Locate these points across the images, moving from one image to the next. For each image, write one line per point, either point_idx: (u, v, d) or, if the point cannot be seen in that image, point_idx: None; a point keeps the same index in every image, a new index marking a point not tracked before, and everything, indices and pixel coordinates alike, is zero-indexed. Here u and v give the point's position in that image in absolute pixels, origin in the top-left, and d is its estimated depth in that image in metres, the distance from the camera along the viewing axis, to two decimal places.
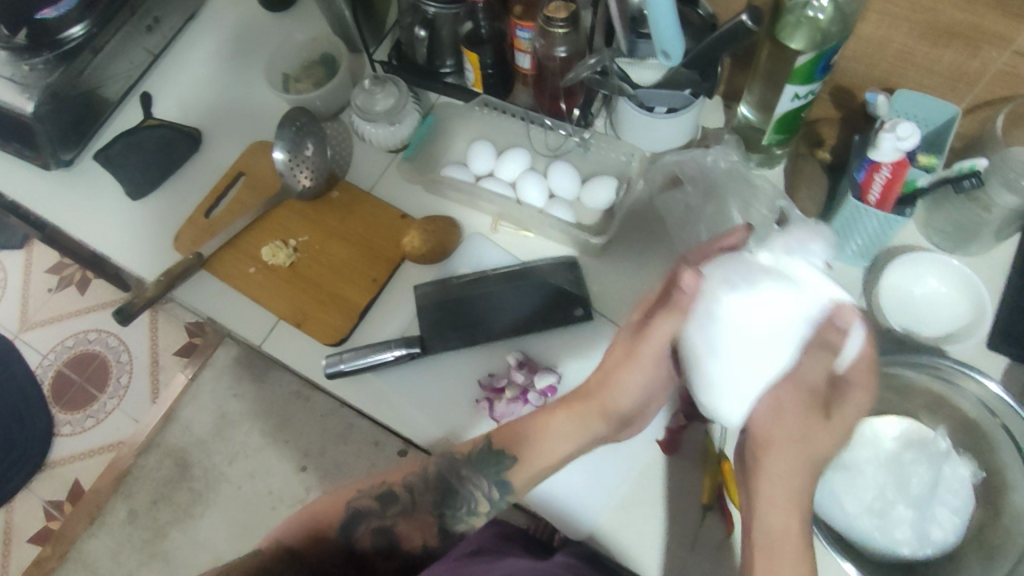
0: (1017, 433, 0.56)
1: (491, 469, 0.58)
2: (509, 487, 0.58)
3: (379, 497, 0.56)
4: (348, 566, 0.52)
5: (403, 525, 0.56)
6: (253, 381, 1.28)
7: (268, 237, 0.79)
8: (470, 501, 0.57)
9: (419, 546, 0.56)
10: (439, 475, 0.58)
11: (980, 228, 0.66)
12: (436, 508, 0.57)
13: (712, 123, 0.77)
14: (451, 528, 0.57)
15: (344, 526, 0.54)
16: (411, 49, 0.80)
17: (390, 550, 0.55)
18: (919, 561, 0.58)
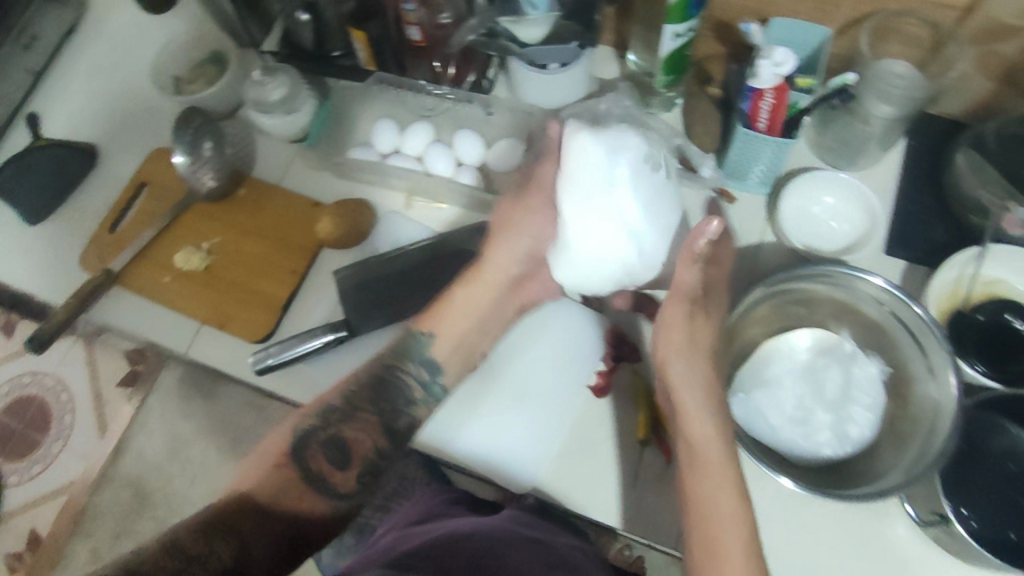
0: (905, 318, 0.60)
1: (414, 353, 0.62)
2: (436, 366, 0.63)
3: (318, 414, 0.58)
4: (309, 486, 0.56)
5: (348, 431, 0.58)
6: (202, 398, 1.22)
7: (179, 244, 0.78)
8: (405, 389, 0.61)
9: (369, 448, 0.58)
10: (364, 373, 0.60)
11: (865, 142, 0.70)
12: (372, 404, 0.59)
13: (608, 75, 0.78)
14: (395, 423, 0.59)
15: (292, 451, 0.56)
16: (299, 34, 0.79)
17: (343, 460, 0.57)
18: (844, 458, 0.61)
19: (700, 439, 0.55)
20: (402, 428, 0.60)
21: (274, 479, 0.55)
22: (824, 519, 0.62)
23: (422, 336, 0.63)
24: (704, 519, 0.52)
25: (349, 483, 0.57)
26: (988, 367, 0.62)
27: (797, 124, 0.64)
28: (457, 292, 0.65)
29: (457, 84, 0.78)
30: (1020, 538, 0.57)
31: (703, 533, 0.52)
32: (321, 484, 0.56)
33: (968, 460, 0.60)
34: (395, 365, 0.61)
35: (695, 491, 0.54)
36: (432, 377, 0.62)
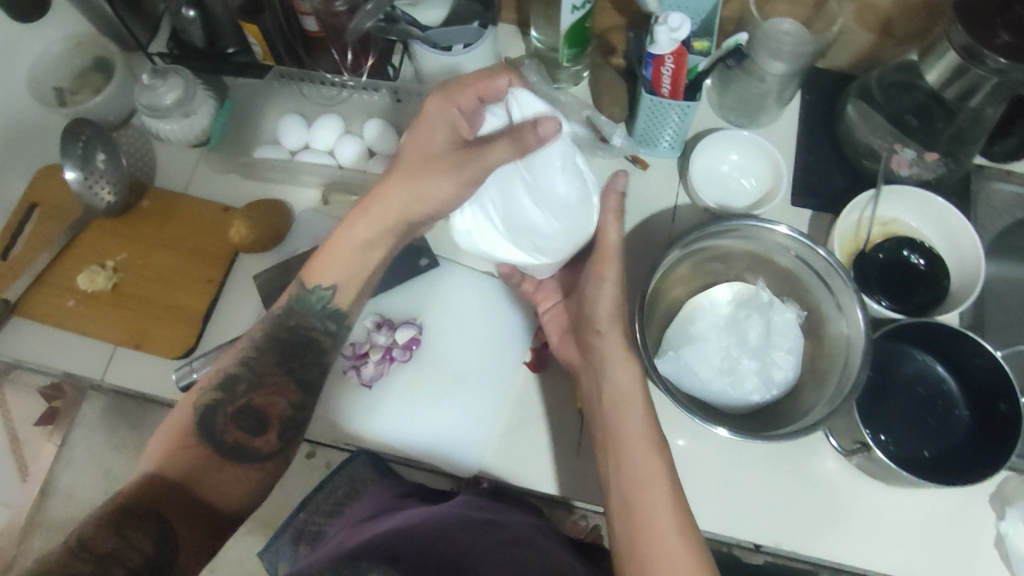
0: (809, 259, 0.63)
1: (315, 308, 0.59)
2: (342, 313, 0.59)
3: (220, 385, 0.55)
4: (225, 457, 0.53)
5: (260, 398, 0.56)
6: (132, 428, 0.98)
7: (81, 265, 0.73)
8: (316, 343, 0.59)
9: (286, 408, 0.56)
10: (270, 338, 0.58)
11: (764, 101, 0.73)
12: (280, 365, 0.57)
13: (513, 53, 0.79)
14: (308, 377, 0.58)
15: (197, 426, 0.54)
16: (187, 33, 0.75)
17: (260, 427, 0.55)
18: (770, 401, 0.64)
19: (617, 379, 0.57)
20: (316, 380, 0.58)
21: (185, 457, 0.52)
22: (759, 461, 0.65)
23: (324, 290, 0.58)
24: (620, 455, 0.54)
25: (271, 446, 0.55)
26: (891, 300, 0.66)
27: (698, 87, 0.66)
28: (358, 227, 0.58)
29: (356, 72, 0.78)
30: (934, 454, 0.63)
31: (625, 468, 0.53)
32: (239, 455, 0.54)
33: (885, 389, 0.65)
34: (298, 323, 0.58)
35: (615, 424, 0.55)
36: (336, 325, 0.59)
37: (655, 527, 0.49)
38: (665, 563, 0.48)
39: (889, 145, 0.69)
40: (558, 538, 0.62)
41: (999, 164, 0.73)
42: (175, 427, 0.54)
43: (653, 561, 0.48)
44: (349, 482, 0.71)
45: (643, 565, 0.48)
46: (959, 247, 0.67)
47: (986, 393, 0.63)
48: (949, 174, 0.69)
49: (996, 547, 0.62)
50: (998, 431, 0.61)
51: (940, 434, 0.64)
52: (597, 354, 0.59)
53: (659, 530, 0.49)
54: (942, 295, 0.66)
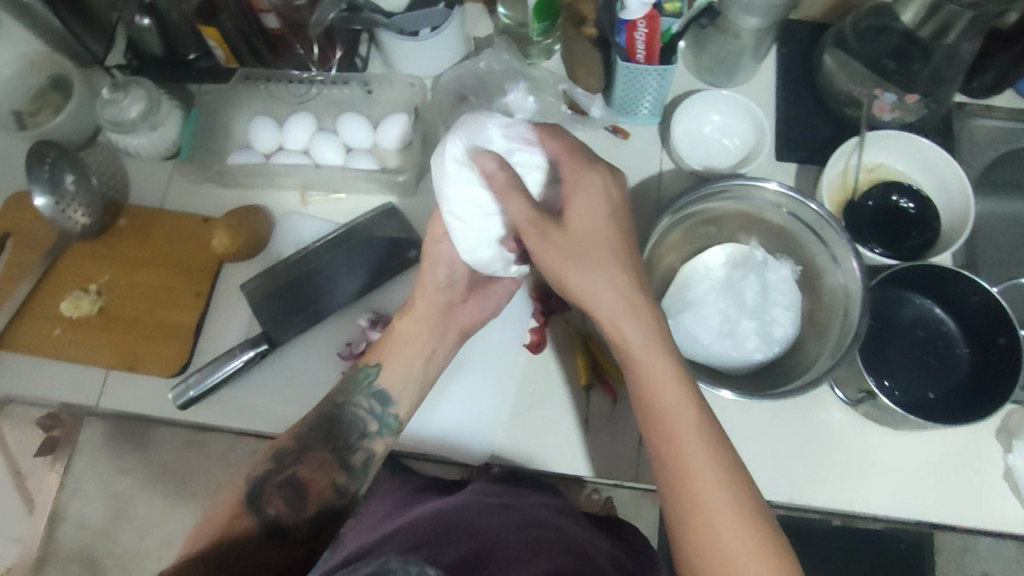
0: (801, 215, 0.63)
1: (362, 386, 0.60)
2: (386, 393, 0.60)
3: (273, 458, 0.56)
4: (269, 535, 0.53)
5: (304, 471, 0.56)
6: (135, 451, 0.97)
7: (64, 290, 0.72)
8: (359, 423, 0.59)
9: (329, 487, 0.56)
10: (318, 414, 0.59)
11: (741, 57, 0.71)
12: (326, 441, 0.58)
13: (482, 32, 0.77)
14: (349, 458, 0.58)
15: (249, 502, 0.54)
16: (144, 42, 0.73)
17: (301, 501, 0.55)
18: (773, 359, 0.64)
19: (641, 350, 0.51)
20: (359, 464, 0.58)
21: (236, 530, 0.52)
22: (767, 419, 0.65)
23: (370, 367, 0.61)
24: (664, 438, 0.50)
25: (309, 525, 0.54)
26: (884, 247, 0.66)
27: (674, 48, 0.65)
28: (403, 323, 0.62)
29: (325, 66, 0.76)
30: (938, 395, 0.63)
31: (671, 454, 0.49)
32: (280, 531, 0.53)
33: (885, 336, 0.65)
34: (345, 400, 0.60)
35: (648, 403, 0.51)
36: (381, 407, 0.60)
37: (710, 517, 0.47)
38: (719, 543, 0.47)
39: (869, 91, 0.69)
40: (577, 517, 0.61)
41: (978, 99, 0.72)
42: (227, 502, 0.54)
43: (716, 551, 0.47)
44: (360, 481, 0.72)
45: (710, 557, 0.47)
46: (947, 188, 0.67)
47: (985, 330, 0.63)
48: (931, 114, 0.69)
49: (1004, 479, 0.63)
50: (1000, 366, 0.61)
51: (942, 375, 0.64)
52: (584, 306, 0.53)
53: (705, 498, 0.48)
54: (935, 238, 0.65)
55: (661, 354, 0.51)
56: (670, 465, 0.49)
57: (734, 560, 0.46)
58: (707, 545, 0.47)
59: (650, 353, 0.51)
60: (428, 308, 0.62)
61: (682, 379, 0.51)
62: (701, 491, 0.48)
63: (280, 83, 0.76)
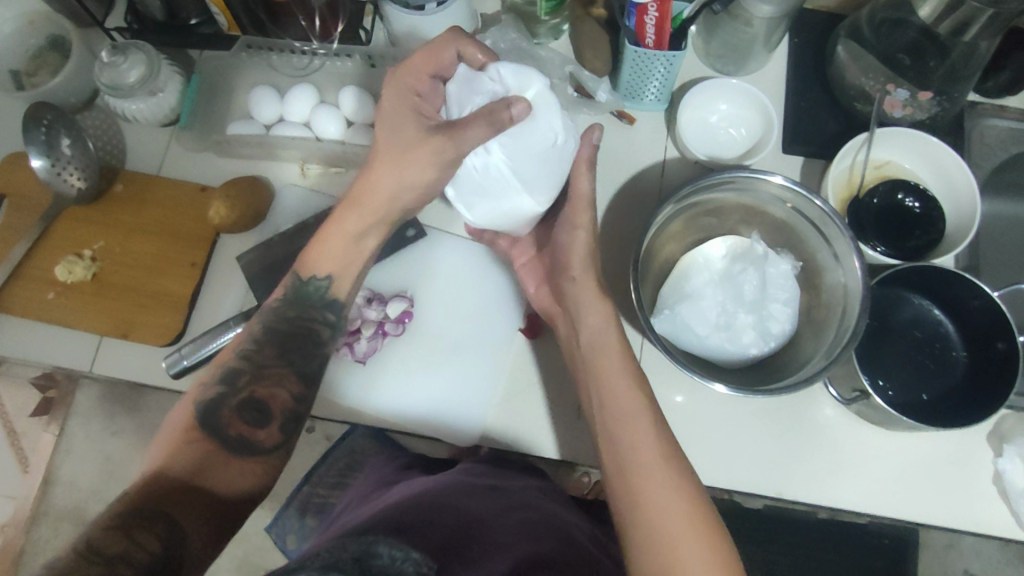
0: (805, 210, 0.62)
1: (315, 300, 0.57)
2: (341, 304, 0.58)
3: (222, 379, 0.54)
4: (232, 452, 0.52)
5: (262, 390, 0.54)
6: (128, 414, 0.99)
7: (58, 255, 0.71)
8: (313, 332, 0.57)
9: (286, 399, 0.55)
10: (268, 330, 0.56)
11: (752, 46, 0.70)
12: (281, 357, 0.55)
13: (490, 8, 0.76)
14: (309, 369, 0.56)
15: (203, 422, 0.52)
16: (144, 4, 0.72)
17: (263, 419, 0.53)
18: (768, 354, 0.64)
19: (599, 355, 0.55)
20: (318, 371, 0.57)
21: (188, 452, 0.50)
22: (759, 413, 0.65)
23: (320, 279, 0.57)
24: (613, 427, 0.52)
25: (274, 439, 0.53)
26: (886, 245, 0.65)
27: (684, 34, 0.64)
28: (350, 221, 0.58)
29: (325, 38, 0.75)
30: (932, 397, 0.63)
31: (622, 439, 0.51)
32: (244, 447, 0.52)
33: (882, 336, 0.65)
34: (297, 313, 0.57)
35: (603, 394, 0.54)
36: (336, 315, 0.58)
37: (658, 505, 0.48)
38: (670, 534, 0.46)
39: (881, 86, 0.68)
40: (562, 500, 0.61)
41: (992, 99, 0.71)
42: (181, 427, 0.51)
43: (665, 537, 0.46)
44: (351, 453, 0.75)
45: (652, 539, 0.47)
46: (954, 188, 0.66)
47: (982, 333, 0.63)
48: (942, 112, 0.68)
49: (994, 483, 0.63)
50: (997, 370, 0.61)
51: (938, 376, 0.64)
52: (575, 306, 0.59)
53: (654, 486, 0.48)
54: (939, 238, 0.65)
55: (619, 359, 0.55)
56: (616, 460, 0.50)
57: (675, 542, 0.46)
58: (653, 537, 0.47)
59: (608, 358, 0.55)
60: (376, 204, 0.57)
61: (638, 382, 0.54)
62: (650, 484, 0.48)
63: (279, 53, 0.75)
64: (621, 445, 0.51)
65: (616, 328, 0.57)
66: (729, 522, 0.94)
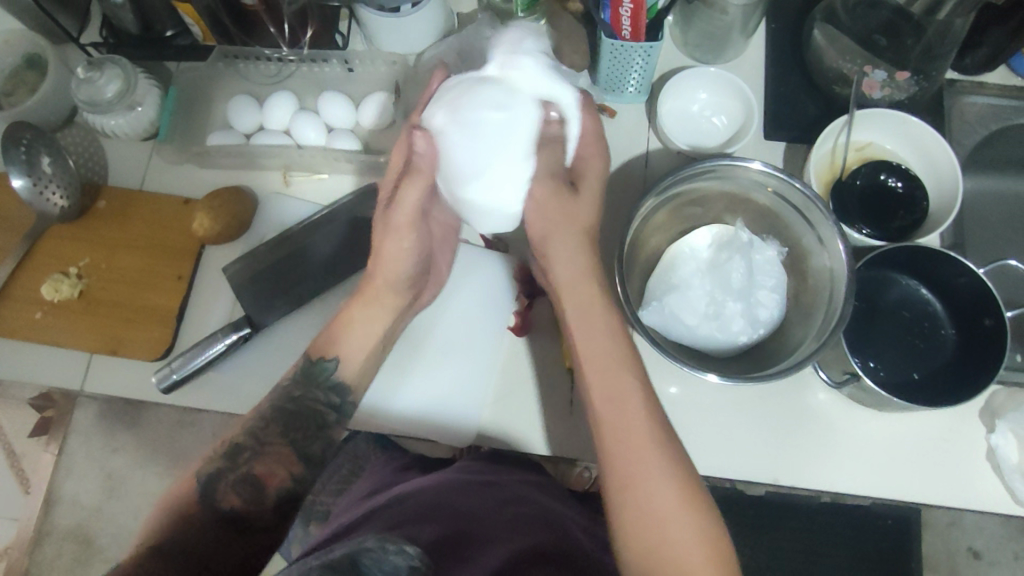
0: (785, 194, 0.62)
1: (320, 379, 0.56)
2: (347, 386, 0.57)
3: (224, 453, 0.53)
4: (222, 527, 0.50)
5: (261, 466, 0.53)
6: (127, 431, 0.99)
7: (44, 274, 0.71)
8: (318, 415, 0.56)
9: (285, 479, 0.53)
10: (274, 408, 0.55)
11: (730, 34, 0.70)
12: (285, 436, 0.54)
13: (466, 7, 0.76)
14: (310, 448, 0.55)
15: (199, 498, 0.51)
16: (119, 19, 0.73)
17: (259, 494, 0.52)
18: (757, 341, 0.64)
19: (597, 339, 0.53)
20: (320, 453, 0.55)
21: (184, 531, 0.49)
22: (751, 399, 0.66)
23: (329, 361, 0.56)
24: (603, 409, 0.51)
25: (268, 518, 0.51)
26: (871, 227, 0.65)
27: (659, 25, 0.64)
28: (358, 309, 0.58)
29: (296, 44, 0.74)
30: (923, 376, 0.63)
31: (610, 419, 0.51)
32: (239, 523, 0.51)
33: (870, 318, 0.65)
34: (303, 394, 0.56)
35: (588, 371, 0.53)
36: (340, 397, 0.57)
37: (656, 511, 0.48)
38: (661, 518, 0.47)
39: (858, 68, 0.68)
40: (559, 493, 0.61)
41: (970, 76, 0.71)
42: (177, 502, 0.50)
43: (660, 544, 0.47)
44: (353, 457, 0.73)
45: (643, 523, 0.47)
46: (935, 166, 0.66)
47: (969, 311, 0.63)
48: (921, 92, 0.68)
49: (987, 460, 0.63)
50: (985, 347, 0.61)
51: (927, 356, 0.64)
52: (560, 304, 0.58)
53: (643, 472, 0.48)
54: (923, 218, 0.65)
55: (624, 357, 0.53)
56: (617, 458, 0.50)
57: (665, 523, 0.47)
58: (648, 537, 0.47)
59: (609, 354, 0.53)
60: (387, 287, 0.58)
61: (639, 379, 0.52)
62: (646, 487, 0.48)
63: (254, 60, 0.75)
64: (610, 426, 0.50)
65: None
66: (731, 509, 0.94)
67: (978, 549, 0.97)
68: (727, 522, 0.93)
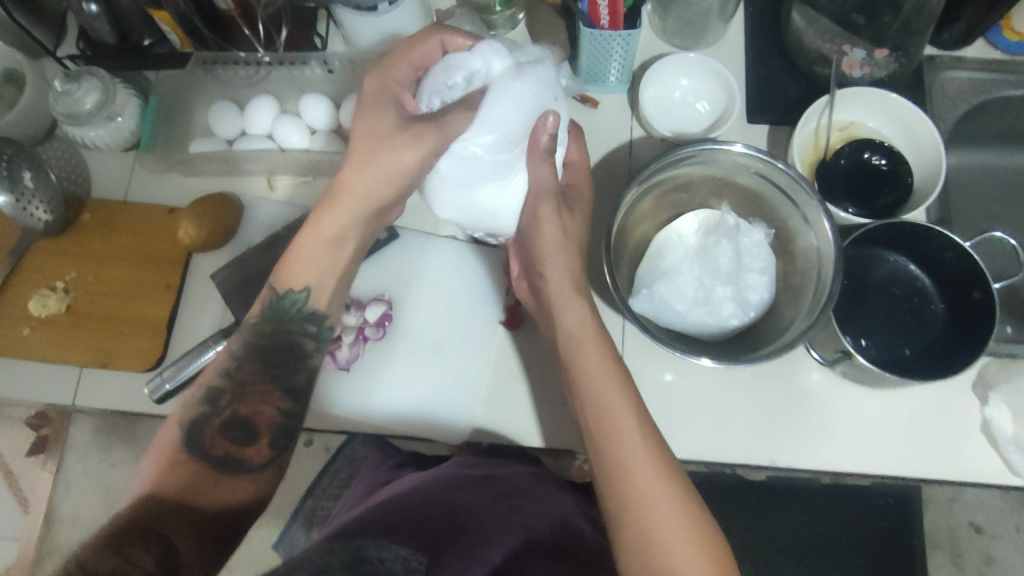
0: (770, 176, 0.62)
1: (293, 313, 0.55)
2: (322, 315, 0.56)
3: (204, 400, 0.52)
4: (218, 470, 0.50)
5: (245, 406, 0.52)
6: None
7: (31, 290, 0.70)
8: (296, 346, 0.55)
9: (273, 414, 0.53)
10: (250, 345, 0.54)
11: (707, 20, 0.70)
12: (263, 372, 0.53)
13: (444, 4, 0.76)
14: (295, 382, 0.54)
15: (188, 441, 0.51)
16: (95, 30, 0.72)
17: (249, 435, 0.52)
18: (748, 324, 0.64)
19: (586, 351, 0.54)
20: (304, 384, 0.55)
21: (176, 475, 0.49)
22: (744, 382, 0.66)
23: (298, 292, 0.55)
24: (594, 403, 0.52)
25: (264, 456, 0.52)
26: (857, 206, 0.65)
27: (638, 13, 0.64)
28: (324, 223, 0.55)
29: (270, 45, 0.75)
30: (915, 351, 0.64)
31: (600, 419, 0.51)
32: (234, 466, 0.51)
33: (860, 296, 0.66)
34: (277, 327, 0.55)
35: (576, 369, 0.54)
36: (317, 327, 0.56)
37: (655, 521, 0.47)
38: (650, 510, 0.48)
39: (837, 48, 0.68)
40: (558, 483, 0.61)
41: (949, 52, 0.72)
42: (168, 448, 0.51)
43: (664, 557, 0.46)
44: (352, 460, 0.73)
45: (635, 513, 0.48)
46: (918, 142, 0.66)
47: (958, 284, 0.63)
48: (901, 68, 0.68)
49: (982, 432, 0.63)
50: (974, 319, 0.61)
51: (917, 330, 0.65)
52: (546, 297, 0.57)
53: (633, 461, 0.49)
54: (908, 194, 0.65)
55: (611, 373, 0.53)
56: (613, 474, 0.49)
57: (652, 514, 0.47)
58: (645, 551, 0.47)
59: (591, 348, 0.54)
60: (356, 206, 0.55)
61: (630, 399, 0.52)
62: (644, 501, 0.48)
63: (228, 65, 0.74)
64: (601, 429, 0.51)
65: (592, 313, 0.57)
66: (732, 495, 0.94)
67: (980, 523, 0.97)
68: (729, 508, 0.94)
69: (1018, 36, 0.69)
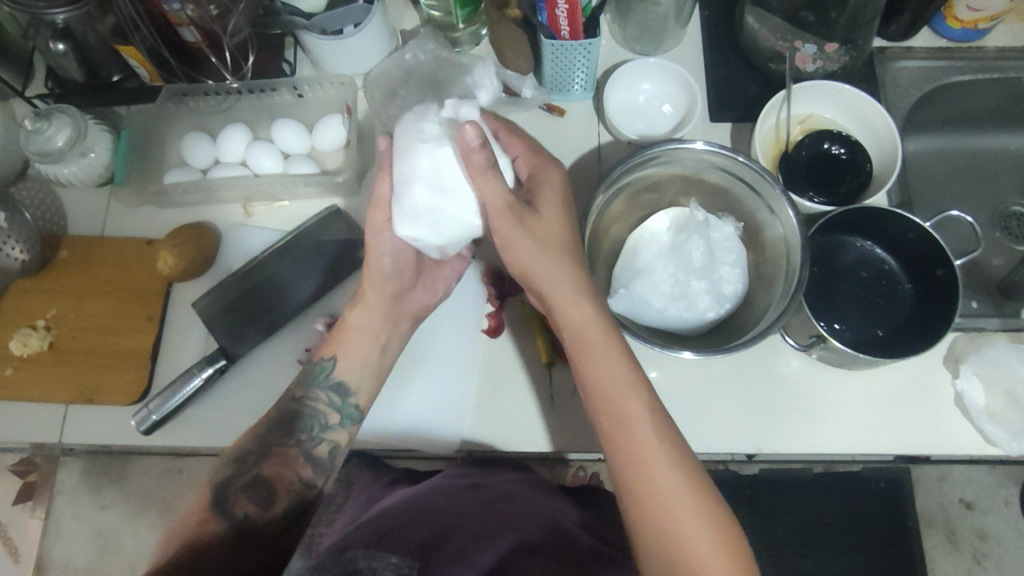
0: (725, 167, 0.65)
1: (318, 378, 0.59)
2: (346, 386, 0.59)
3: (233, 460, 0.55)
4: (238, 532, 0.52)
5: (269, 468, 0.56)
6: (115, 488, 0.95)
7: (11, 330, 0.70)
8: (318, 416, 0.58)
9: (295, 480, 0.56)
10: (279, 410, 0.58)
11: (664, 25, 0.72)
12: (286, 436, 0.57)
13: (408, 24, 0.77)
14: (315, 451, 0.57)
15: (214, 503, 0.53)
16: (63, 67, 0.73)
17: (269, 498, 0.54)
18: (724, 316, 0.65)
19: (604, 363, 0.52)
20: (328, 458, 0.58)
21: (201, 534, 0.51)
22: (726, 373, 0.67)
23: (325, 361, 0.59)
24: (612, 406, 0.51)
25: (280, 519, 0.54)
26: (821, 194, 0.67)
27: (596, 22, 0.66)
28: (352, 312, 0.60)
29: (237, 73, 0.75)
30: (887, 332, 0.66)
31: (615, 425, 0.51)
32: (249, 528, 0.53)
33: (831, 282, 0.68)
34: (303, 394, 0.59)
35: (589, 372, 0.52)
36: (340, 397, 0.59)
37: (678, 521, 0.47)
38: (673, 512, 0.48)
39: (790, 44, 0.70)
40: (546, 486, 0.62)
41: (897, 43, 0.75)
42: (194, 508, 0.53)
43: (688, 562, 0.47)
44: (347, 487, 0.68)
45: (656, 516, 0.48)
46: (876, 132, 0.68)
47: (923, 264, 0.65)
48: (851, 61, 0.71)
49: (957, 405, 0.65)
50: (941, 296, 0.63)
51: (888, 311, 0.67)
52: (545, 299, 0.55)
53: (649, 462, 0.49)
54: (869, 180, 0.67)
55: (630, 383, 0.51)
56: (631, 473, 0.49)
57: (672, 518, 0.48)
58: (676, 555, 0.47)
59: (604, 355, 0.52)
60: (379, 296, 0.60)
61: (652, 415, 0.51)
62: (666, 502, 0.48)
63: (197, 96, 0.75)
64: (617, 435, 0.50)
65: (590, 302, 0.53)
66: (730, 491, 0.95)
67: (970, 500, 0.98)
68: (727, 502, 0.95)
69: (960, 24, 0.72)
